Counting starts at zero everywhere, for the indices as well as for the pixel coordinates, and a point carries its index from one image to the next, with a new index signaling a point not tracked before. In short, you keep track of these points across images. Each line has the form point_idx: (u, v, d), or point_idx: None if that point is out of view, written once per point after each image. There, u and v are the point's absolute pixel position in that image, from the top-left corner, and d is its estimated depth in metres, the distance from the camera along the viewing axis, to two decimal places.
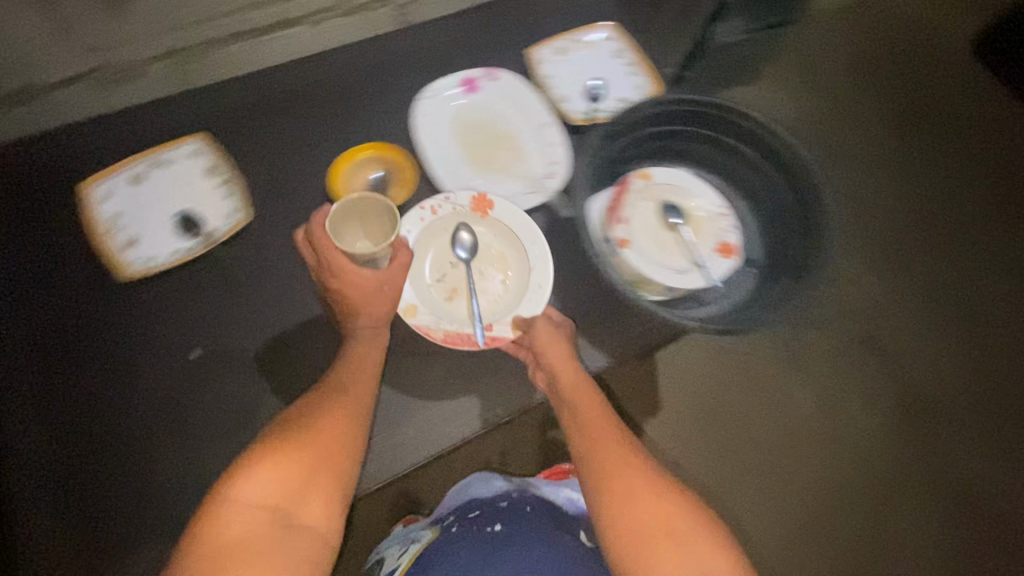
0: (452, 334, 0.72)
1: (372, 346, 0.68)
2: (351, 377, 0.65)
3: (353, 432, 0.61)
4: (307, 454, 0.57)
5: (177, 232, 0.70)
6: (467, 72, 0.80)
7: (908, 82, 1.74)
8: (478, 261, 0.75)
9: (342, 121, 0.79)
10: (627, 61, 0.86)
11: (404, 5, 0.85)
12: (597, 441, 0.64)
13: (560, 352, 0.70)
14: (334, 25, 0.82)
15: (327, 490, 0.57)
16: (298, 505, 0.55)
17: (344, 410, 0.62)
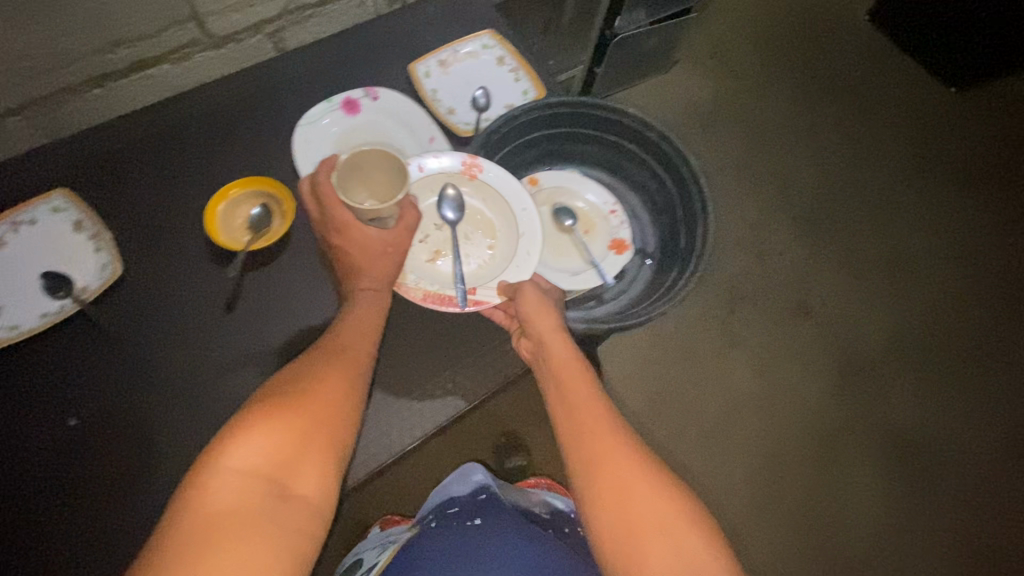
0: (429, 293, 0.70)
1: (371, 311, 0.65)
2: (349, 344, 0.62)
3: (351, 403, 0.58)
4: (306, 418, 0.54)
5: (45, 294, 0.66)
6: (347, 94, 0.78)
7: (815, 55, 1.80)
8: (464, 224, 0.73)
9: (219, 158, 0.75)
10: (510, 68, 0.85)
11: (274, 31, 0.82)
12: (584, 414, 0.61)
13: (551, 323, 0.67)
14: (199, 59, 0.79)
15: (326, 457, 0.55)
16: (297, 468, 0.53)
17: (340, 378, 0.58)
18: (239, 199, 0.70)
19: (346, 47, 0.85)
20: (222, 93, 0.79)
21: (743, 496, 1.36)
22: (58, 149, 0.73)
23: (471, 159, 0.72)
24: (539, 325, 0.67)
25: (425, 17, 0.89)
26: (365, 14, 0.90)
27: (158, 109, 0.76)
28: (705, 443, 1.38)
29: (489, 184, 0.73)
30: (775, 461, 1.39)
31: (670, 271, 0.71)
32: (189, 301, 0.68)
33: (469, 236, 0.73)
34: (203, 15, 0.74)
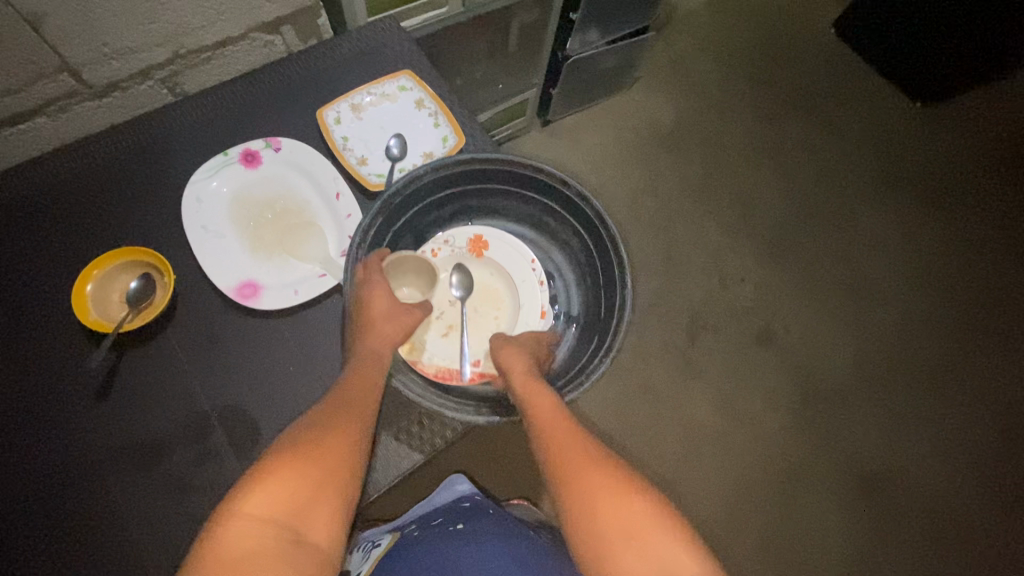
0: (441, 370, 0.67)
1: (376, 351, 0.60)
2: (358, 386, 0.57)
3: (362, 449, 0.53)
4: (324, 461, 0.50)
5: None
6: (246, 145, 0.72)
7: (778, 72, 1.75)
8: (473, 298, 0.72)
9: (102, 219, 0.68)
10: (429, 112, 0.80)
11: (167, 77, 0.77)
12: (557, 438, 0.56)
13: (524, 358, 0.64)
14: (78, 110, 0.72)
15: (338, 501, 0.49)
16: (310, 513, 0.47)
17: (351, 419, 0.54)
18: (113, 272, 0.65)
19: (247, 89, 0.78)
20: (106, 147, 0.72)
21: (709, 535, 1.27)
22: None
23: (477, 238, 0.73)
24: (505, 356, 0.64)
25: (339, 52, 0.83)
26: (273, 54, 0.84)
27: (30, 167, 0.70)
28: (670, 481, 1.31)
29: (497, 259, 0.72)
30: (747, 499, 1.32)
31: (590, 344, 0.66)
32: (57, 385, 0.62)
33: (478, 310, 0.71)
34: (77, 65, 0.67)
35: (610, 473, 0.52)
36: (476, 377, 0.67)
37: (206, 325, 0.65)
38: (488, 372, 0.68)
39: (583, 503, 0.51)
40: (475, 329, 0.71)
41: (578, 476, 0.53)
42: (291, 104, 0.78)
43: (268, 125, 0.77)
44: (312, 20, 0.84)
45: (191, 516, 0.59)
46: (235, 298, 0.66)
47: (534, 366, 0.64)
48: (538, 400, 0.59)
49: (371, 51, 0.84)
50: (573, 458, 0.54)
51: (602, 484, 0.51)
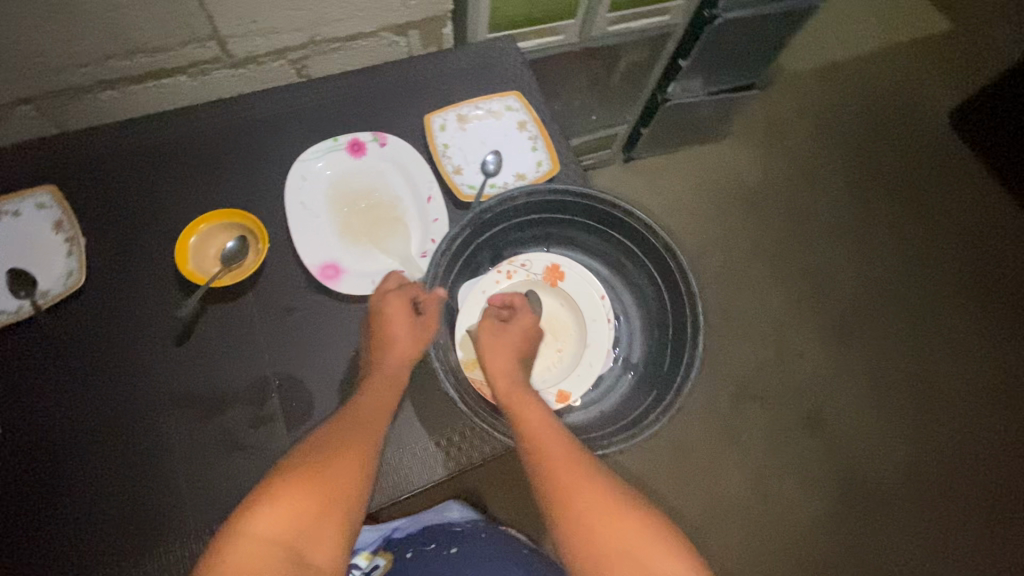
0: None
1: (396, 372, 0.61)
2: (376, 410, 0.59)
3: (369, 476, 0.55)
4: (331, 485, 0.52)
5: (8, 292, 0.65)
6: (355, 135, 0.76)
7: (878, 150, 1.69)
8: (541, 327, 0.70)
9: (214, 178, 0.74)
10: (529, 134, 0.82)
11: (297, 59, 0.82)
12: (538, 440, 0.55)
13: (507, 353, 0.63)
14: (215, 75, 0.78)
15: (342, 528, 0.52)
16: (313, 536, 0.50)
17: (365, 445, 0.56)
18: (214, 231, 0.69)
19: (365, 83, 0.82)
20: (231, 113, 0.78)
21: None
22: (49, 146, 0.72)
23: (554, 268, 0.72)
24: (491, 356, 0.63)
25: (455, 63, 0.86)
26: (396, 54, 0.88)
27: (164, 120, 0.76)
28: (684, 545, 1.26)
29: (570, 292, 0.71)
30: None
31: (648, 395, 0.65)
32: (143, 324, 0.66)
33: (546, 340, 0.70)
34: (225, 36, 0.73)
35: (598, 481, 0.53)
36: None
37: (285, 296, 0.69)
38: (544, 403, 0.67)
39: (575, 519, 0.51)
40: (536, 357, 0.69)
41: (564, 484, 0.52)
42: (403, 105, 0.82)
43: (377, 120, 0.81)
44: (437, 29, 0.88)
45: (233, 476, 0.61)
46: (317, 277, 0.69)
47: (516, 362, 0.63)
48: (522, 405, 0.59)
49: (485, 66, 0.87)
50: (557, 461, 0.53)
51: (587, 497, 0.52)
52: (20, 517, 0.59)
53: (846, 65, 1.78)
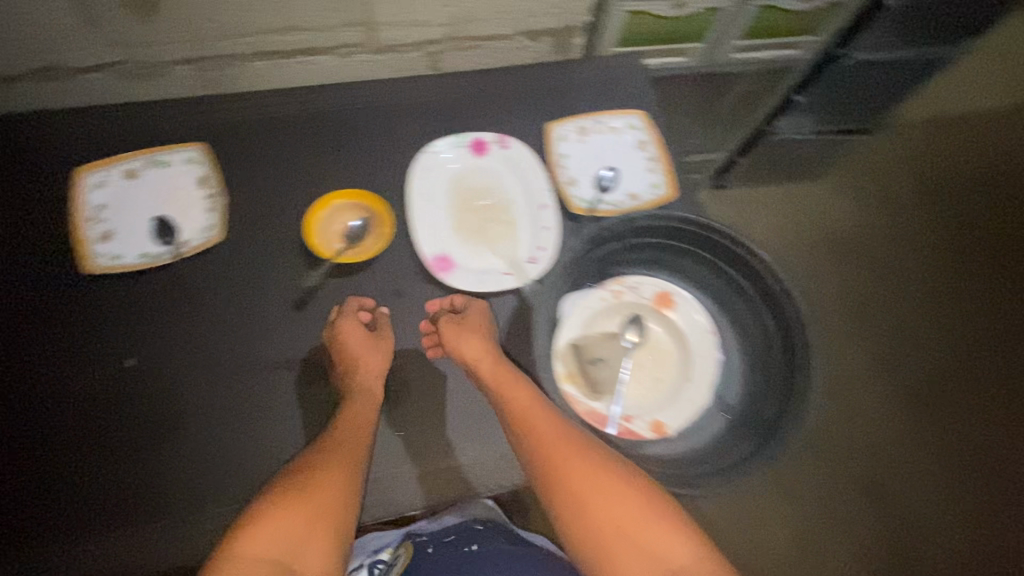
0: (593, 412, 0.64)
1: (365, 379, 0.65)
2: (360, 428, 0.61)
3: (353, 490, 0.56)
4: (315, 502, 0.53)
5: (151, 236, 0.70)
6: (480, 134, 0.79)
7: (993, 216, 1.58)
8: (643, 353, 0.66)
9: (345, 158, 0.77)
10: (648, 155, 0.82)
11: (435, 52, 0.84)
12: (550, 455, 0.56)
13: (477, 338, 0.66)
14: (359, 58, 0.81)
15: (334, 542, 0.53)
16: (307, 551, 0.51)
17: (354, 461, 0.58)
18: (344, 208, 0.72)
19: (495, 85, 0.84)
20: (367, 97, 0.81)
21: None
22: (202, 108, 0.77)
23: (666, 296, 0.66)
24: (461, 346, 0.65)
25: (584, 74, 0.87)
26: (525, 58, 0.89)
27: (306, 97, 0.80)
28: None
29: (678, 324, 0.66)
30: None
31: (743, 446, 0.62)
32: (267, 287, 0.70)
33: (646, 368, 0.66)
34: (378, 21, 0.76)
35: (614, 487, 0.54)
36: (622, 433, 0.63)
37: (394, 280, 0.72)
38: (635, 432, 0.64)
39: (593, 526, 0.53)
40: (633, 384, 0.65)
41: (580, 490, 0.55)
42: (527, 112, 0.84)
43: (502, 123, 0.82)
44: (572, 38, 0.88)
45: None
46: (430, 267, 0.72)
47: (492, 344, 0.67)
48: (510, 386, 0.62)
49: (613, 81, 0.87)
50: (550, 446, 0.56)
51: (602, 503, 0.54)
52: (140, 450, 0.64)
53: (964, 120, 1.67)
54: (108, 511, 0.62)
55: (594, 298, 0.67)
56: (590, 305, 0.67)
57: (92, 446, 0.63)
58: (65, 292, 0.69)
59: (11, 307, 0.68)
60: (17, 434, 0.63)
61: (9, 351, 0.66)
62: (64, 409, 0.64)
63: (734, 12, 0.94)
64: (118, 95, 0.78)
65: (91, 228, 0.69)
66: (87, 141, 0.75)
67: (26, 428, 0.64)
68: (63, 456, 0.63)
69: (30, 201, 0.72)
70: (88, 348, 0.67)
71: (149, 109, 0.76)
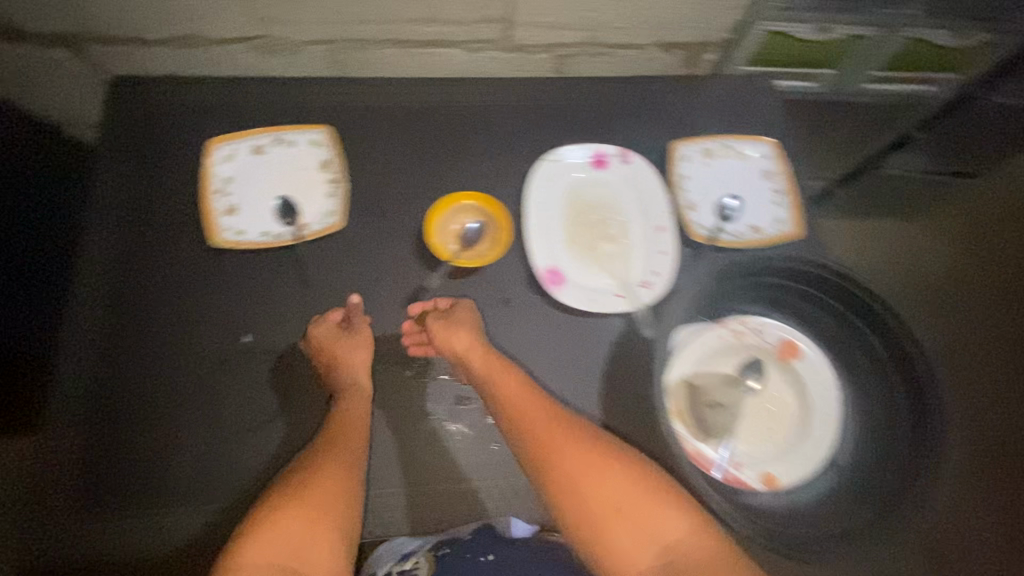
0: (701, 454, 0.61)
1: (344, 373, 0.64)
2: (348, 429, 0.60)
3: (348, 483, 0.55)
4: (310, 500, 0.52)
5: (273, 216, 0.71)
6: (603, 146, 0.76)
7: None
8: (760, 401, 0.63)
9: (463, 163, 0.78)
10: (774, 187, 0.78)
11: (564, 56, 0.81)
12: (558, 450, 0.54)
13: (464, 328, 0.64)
14: (487, 55, 0.79)
15: (336, 538, 0.51)
16: (309, 549, 0.50)
17: (344, 459, 0.57)
18: (466, 209, 0.72)
19: (617, 101, 0.83)
20: (489, 101, 0.80)
21: None
22: (332, 93, 0.78)
23: (792, 342, 0.63)
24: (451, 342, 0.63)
25: (707, 99, 0.85)
26: (651, 70, 0.86)
27: (432, 92, 0.80)
28: None
29: (802, 377, 0.63)
30: None
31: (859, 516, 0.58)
32: (383, 280, 0.72)
33: (761, 415, 0.63)
34: (515, 20, 0.74)
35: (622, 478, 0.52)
36: (729, 481, 0.60)
37: (503, 288, 0.72)
38: (744, 482, 0.61)
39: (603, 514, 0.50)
40: (747, 430, 0.62)
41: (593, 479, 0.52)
42: (647, 131, 0.82)
43: (621, 140, 0.81)
44: (703, 55, 0.85)
45: (434, 442, 0.67)
46: (540, 280, 0.70)
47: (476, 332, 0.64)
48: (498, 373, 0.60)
49: (732, 115, 0.86)
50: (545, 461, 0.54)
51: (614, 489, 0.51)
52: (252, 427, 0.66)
53: None
54: (219, 480, 0.64)
55: (715, 335, 0.65)
56: (710, 341, 0.65)
57: (209, 417, 0.66)
58: (191, 262, 0.71)
59: (136, 271, 0.70)
60: (142, 398, 0.66)
61: (133, 314, 0.69)
62: (182, 377, 0.67)
63: (879, 42, 0.88)
64: (248, 68, 0.79)
65: (217, 200, 0.70)
66: (221, 114, 0.76)
67: (145, 391, 0.66)
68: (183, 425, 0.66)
69: (161, 168, 0.74)
70: (208, 322, 0.69)
71: (281, 89, 0.77)
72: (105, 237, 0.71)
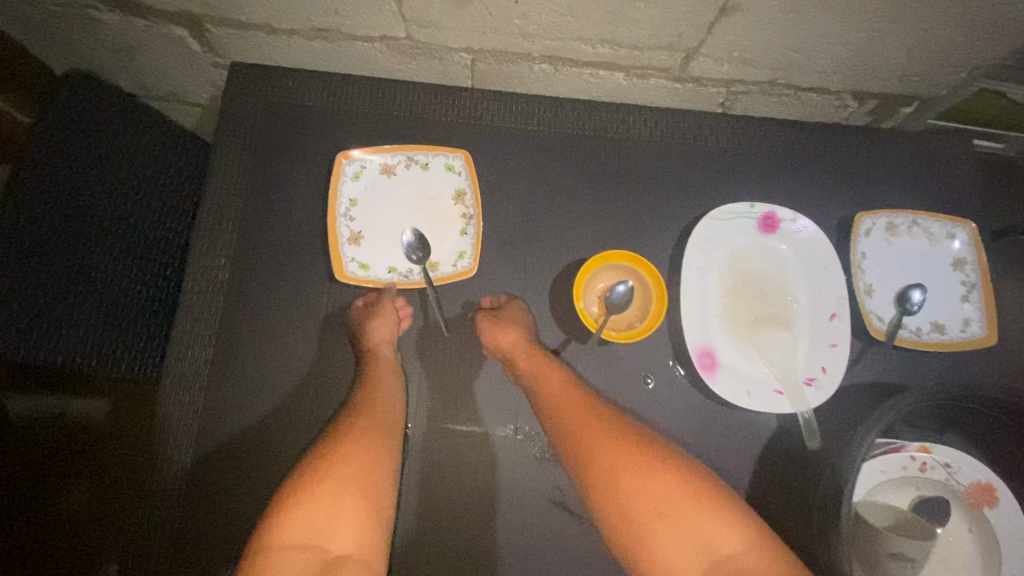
0: None
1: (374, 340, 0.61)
2: (382, 400, 0.57)
3: (381, 453, 0.53)
4: (336, 472, 0.50)
5: (402, 250, 0.65)
6: (776, 209, 0.66)
7: None
8: (941, 549, 0.55)
9: (607, 205, 0.69)
10: (965, 279, 0.67)
11: (738, 92, 0.70)
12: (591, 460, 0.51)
13: (513, 332, 0.60)
14: (650, 83, 0.69)
15: (363, 507, 0.49)
16: (334, 524, 0.47)
17: (377, 432, 0.54)
18: (613, 269, 0.64)
19: (787, 150, 0.72)
20: (644, 137, 0.71)
21: None
22: (475, 111, 0.70)
23: (988, 485, 0.55)
24: (499, 340, 0.60)
25: (886, 161, 0.74)
26: (831, 117, 0.75)
27: (581, 119, 0.71)
28: None
29: (994, 529, 0.55)
30: None
31: None
32: None
33: (938, 563, 0.54)
34: (700, 51, 0.63)
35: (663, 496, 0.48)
36: None
37: (640, 360, 0.63)
38: None
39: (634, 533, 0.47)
40: None
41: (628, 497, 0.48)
42: (817, 192, 0.72)
43: (786, 199, 0.71)
44: (893, 106, 0.73)
45: (544, 528, 0.60)
46: (693, 361, 0.62)
47: (526, 335, 0.60)
48: (543, 375, 0.57)
49: (916, 179, 0.74)
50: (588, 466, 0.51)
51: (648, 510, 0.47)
52: None
53: None
54: None
55: (894, 462, 0.57)
56: (887, 467, 0.57)
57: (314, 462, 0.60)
58: (304, 287, 0.65)
59: (246, 296, 0.65)
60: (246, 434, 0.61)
61: (239, 346, 0.63)
62: (289, 423, 0.62)
63: None
64: (383, 69, 0.71)
65: (342, 225, 0.64)
66: (352, 120, 0.69)
67: (248, 436, 0.61)
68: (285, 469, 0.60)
69: (285, 176, 0.68)
70: (319, 360, 0.64)
71: (421, 100, 0.70)
72: (215, 256, 0.65)
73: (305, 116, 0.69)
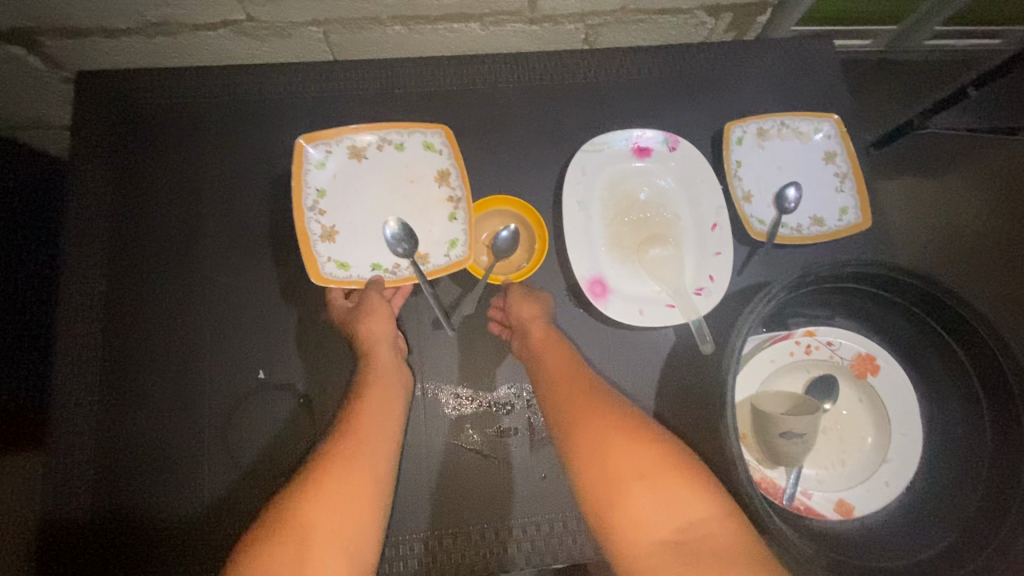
0: (766, 480, 0.56)
1: (378, 341, 0.59)
2: (377, 413, 0.54)
3: (382, 475, 0.50)
4: (327, 496, 0.47)
5: (387, 240, 0.63)
6: (645, 135, 0.67)
7: None
8: (830, 420, 0.59)
9: (479, 153, 0.69)
10: (837, 169, 0.70)
11: (595, 25, 0.72)
12: (575, 415, 0.51)
13: (536, 305, 0.60)
14: (508, 29, 0.70)
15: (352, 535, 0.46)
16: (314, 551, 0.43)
17: (364, 449, 0.51)
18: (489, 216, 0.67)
19: (652, 72, 0.73)
20: (509, 82, 0.72)
21: None
22: (338, 83, 0.69)
23: (869, 355, 0.59)
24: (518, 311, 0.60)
25: (750, 70, 0.76)
26: (694, 36, 0.77)
27: (444, 75, 0.71)
28: None
29: (880, 393, 0.58)
30: None
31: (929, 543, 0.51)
32: (409, 296, 0.65)
33: (833, 438, 0.58)
34: None
35: (675, 484, 0.46)
36: (801, 510, 0.56)
37: None
38: (815, 509, 0.56)
39: (609, 491, 0.46)
40: (815, 452, 0.58)
41: (618, 473, 0.46)
42: (685, 108, 0.73)
43: (655, 119, 0.72)
44: (749, 15, 0.75)
45: (451, 472, 0.61)
46: (585, 291, 0.62)
47: (545, 310, 0.61)
48: (548, 351, 0.58)
49: (780, 83, 0.76)
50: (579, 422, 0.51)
51: (643, 491, 0.45)
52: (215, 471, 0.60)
53: None
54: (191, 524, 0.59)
55: (781, 348, 0.60)
56: (770, 357, 0.59)
57: (177, 455, 0.60)
58: (181, 277, 0.65)
59: (116, 302, 0.64)
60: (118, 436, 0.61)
61: (129, 405, 0.62)
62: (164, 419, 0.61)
63: None
64: (242, 56, 0.70)
65: (311, 221, 0.62)
66: (217, 113, 0.68)
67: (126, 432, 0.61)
68: (156, 465, 0.60)
69: (148, 174, 0.67)
70: (210, 389, 0.62)
71: (283, 80, 0.69)
72: (87, 316, 0.63)
73: (158, 107, 0.68)
